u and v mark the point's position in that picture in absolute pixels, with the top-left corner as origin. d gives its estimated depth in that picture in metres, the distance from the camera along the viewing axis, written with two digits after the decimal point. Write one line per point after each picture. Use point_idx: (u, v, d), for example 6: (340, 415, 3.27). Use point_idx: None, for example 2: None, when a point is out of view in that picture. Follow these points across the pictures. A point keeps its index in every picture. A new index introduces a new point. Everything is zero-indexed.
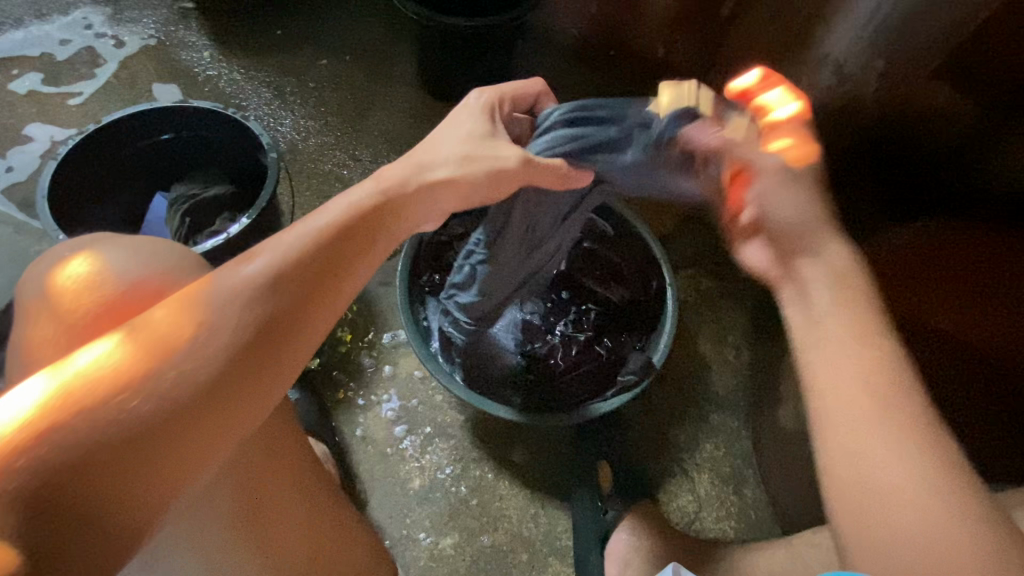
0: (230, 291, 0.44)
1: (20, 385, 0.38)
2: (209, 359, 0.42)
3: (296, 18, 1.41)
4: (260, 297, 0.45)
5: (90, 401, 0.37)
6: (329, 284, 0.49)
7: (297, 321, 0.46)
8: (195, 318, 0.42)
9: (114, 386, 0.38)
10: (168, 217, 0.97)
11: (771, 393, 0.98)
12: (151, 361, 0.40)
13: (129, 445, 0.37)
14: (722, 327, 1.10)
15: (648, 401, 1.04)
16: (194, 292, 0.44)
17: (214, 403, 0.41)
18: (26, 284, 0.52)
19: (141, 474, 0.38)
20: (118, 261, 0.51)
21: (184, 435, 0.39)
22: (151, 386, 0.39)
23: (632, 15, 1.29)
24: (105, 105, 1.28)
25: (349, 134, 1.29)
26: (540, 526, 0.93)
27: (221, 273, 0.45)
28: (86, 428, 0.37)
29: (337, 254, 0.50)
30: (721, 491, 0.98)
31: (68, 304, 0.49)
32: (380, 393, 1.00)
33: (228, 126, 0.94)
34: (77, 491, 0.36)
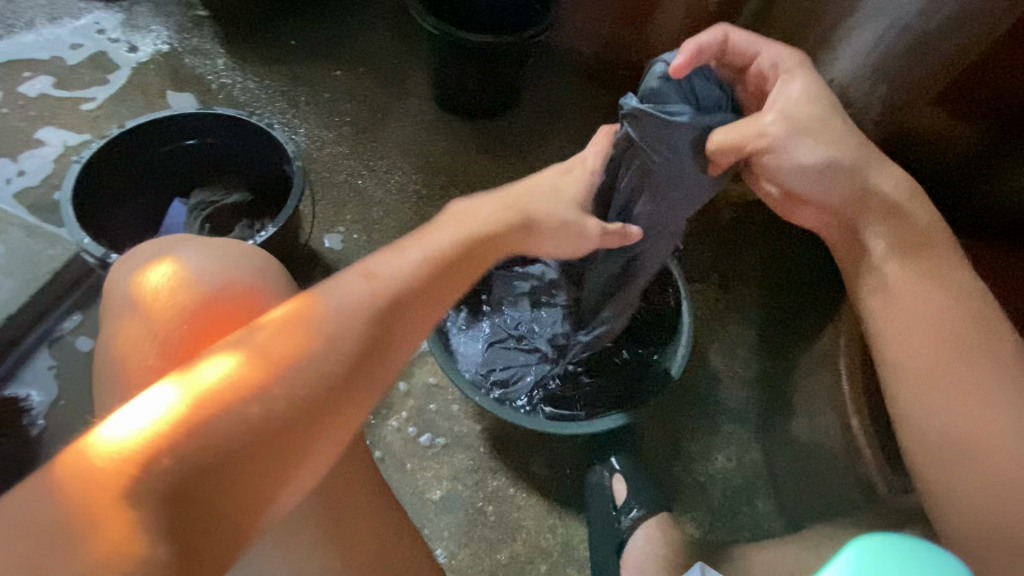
0: (343, 310, 0.49)
1: (149, 390, 0.44)
2: (312, 376, 0.47)
3: (309, 29, 1.42)
4: (372, 314, 0.50)
5: (212, 411, 0.43)
6: (435, 299, 0.53)
7: (401, 333, 0.51)
8: (304, 337, 0.47)
9: (243, 395, 0.44)
10: (186, 223, 0.97)
11: (782, 405, 1.00)
12: (270, 371, 0.46)
13: (259, 446, 0.44)
14: (732, 341, 1.12)
15: (662, 412, 1.05)
16: (301, 310, 0.48)
17: (313, 417, 0.46)
18: (113, 288, 0.56)
19: (266, 470, 0.44)
20: (198, 266, 0.55)
21: (302, 436, 0.45)
22: (273, 394, 0.45)
23: (641, 35, 1.32)
24: (117, 110, 1.27)
25: (364, 144, 1.30)
26: (558, 537, 0.93)
27: (336, 289, 0.50)
28: (211, 436, 0.42)
29: (445, 275, 0.54)
30: (735, 502, 1.00)
31: (159, 307, 0.52)
32: (397, 403, 1.00)
33: (252, 134, 0.94)
34: (219, 482, 0.42)
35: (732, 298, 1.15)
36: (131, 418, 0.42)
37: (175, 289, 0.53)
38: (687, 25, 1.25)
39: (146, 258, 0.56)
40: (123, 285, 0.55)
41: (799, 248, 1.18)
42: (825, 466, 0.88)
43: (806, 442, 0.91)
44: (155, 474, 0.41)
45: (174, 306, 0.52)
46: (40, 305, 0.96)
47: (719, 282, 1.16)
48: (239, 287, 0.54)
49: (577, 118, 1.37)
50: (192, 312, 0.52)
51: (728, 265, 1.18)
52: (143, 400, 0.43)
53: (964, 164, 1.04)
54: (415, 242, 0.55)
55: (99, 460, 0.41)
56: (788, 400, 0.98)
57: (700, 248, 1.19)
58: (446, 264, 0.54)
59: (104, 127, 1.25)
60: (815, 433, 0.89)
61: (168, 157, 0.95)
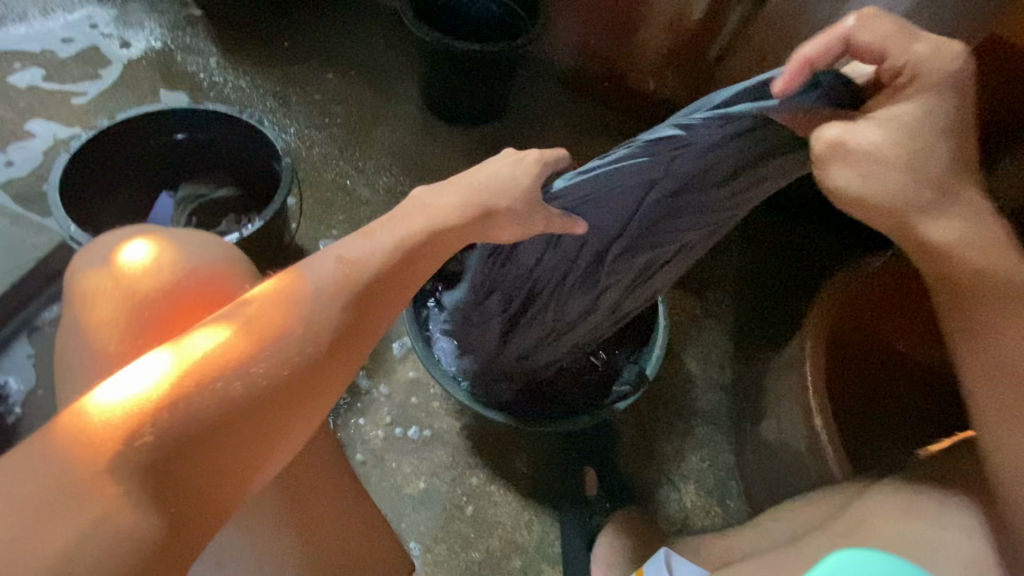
0: (320, 288, 0.49)
1: (140, 358, 0.43)
2: (300, 350, 0.46)
3: (303, 32, 1.45)
4: (349, 293, 0.50)
5: (202, 381, 0.42)
6: (400, 282, 0.53)
7: (373, 318, 0.51)
8: (293, 312, 0.47)
9: (224, 368, 0.43)
10: (174, 216, 0.98)
11: (754, 408, 1.03)
12: (252, 347, 0.45)
13: (235, 421, 0.43)
14: (707, 346, 1.16)
15: (638, 413, 1.08)
16: (287, 284, 0.48)
17: (298, 391, 0.46)
18: (80, 269, 0.56)
19: (240, 448, 0.43)
20: (175, 254, 0.56)
21: (275, 416, 0.45)
22: (250, 369, 0.44)
23: (627, 50, 1.37)
24: (107, 104, 1.28)
25: (354, 146, 1.32)
26: (533, 533, 0.95)
27: (311, 269, 0.50)
28: (198, 406, 0.42)
29: (410, 263, 0.54)
30: (707, 501, 1.02)
31: (135, 289, 0.54)
32: (377, 398, 1.02)
33: (242, 129, 0.96)
34: (192, 459, 0.41)
35: (708, 303, 1.19)
36: (122, 386, 0.41)
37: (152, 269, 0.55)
38: (670, 42, 1.30)
39: (124, 237, 0.57)
40: (93, 266, 0.56)
41: (773, 258, 1.23)
42: (792, 466, 0.91)
43: (775, 443, 0.94)
44: (138, 449, 0.40)
45: (150, 283, 0.54)
46: (21, 294, 0.95)
47: (696, 288, 1.20)
48: (218, 271, 0.57)
49: (563, 127, 1.40)
50: (169, 288, 0.54)
51: (705, 272, 1.22)
52: (135, 367, 0.42)
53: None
54: (381, 230, 0.55)
55: (93, 422, 0.40)
56: (759, 403, 1.01)
57: None
58: (416, 249, 0.55)
59: (94, 120, 1.25)
60: (783, 434, 0.92)
61: (157, 150, 0.96)
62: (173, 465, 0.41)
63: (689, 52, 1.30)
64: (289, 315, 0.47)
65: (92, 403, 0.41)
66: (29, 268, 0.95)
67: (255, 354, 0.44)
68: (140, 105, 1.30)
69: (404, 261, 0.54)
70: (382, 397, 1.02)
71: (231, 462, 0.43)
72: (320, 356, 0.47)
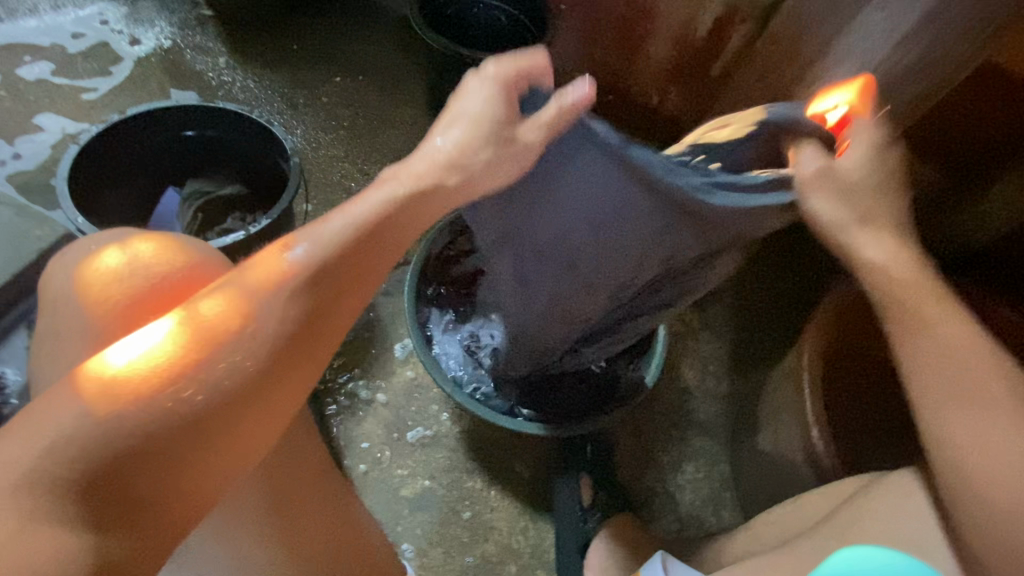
0: (273, 280, 0.44)
1: (138, 329, 0.42)
2: (263, 343, 0.42)
3: (312, 35, 1.46)
4: (305, 287, 0.44)
5: (170, 376, 0.39)
6: (360, 274, 0.48)
7: (332, 310, 0.46)
8: (245, 308, 0.42)
9: (171, 376, 0.39)
10: (180, 212, 0.98)
11: (749, 419, 1.04)
12: (201, 352, 0.41)
13: (180, 435, 0.39)
14: (705, 357, 1.17)
15: (635, 422, 1.08)
16: (251, 269, 0.44)
17: (260, 389, 0.42)
18: (54, 275, 0.52)
19: (191, 463, 0.39)
20: (148, 258, 0.50)
21: (231, 426, 0.41)
22: (202, 377, 0.40)
23: (631, 64, 1.39)
24: (115, 99, 1.29)
25: (359, 148, 1.33)
26: (529, 539, 0.95)
27: (266, 260, 0.45)
28: (153, 405, 0.38)
29: (376, 241, 0.49)
30: (702, 512, 1.03)
31: (101, 296, 0.48)
32: (376, 400, 1.01)
33: (251, 128, 0.96)
34: (134, 479, 0.37)
35: (705, 315, 1.20)
36: (130, 348, 0.40)
37: (137, 265, 0.49)
38: (674, 57, 1.32)
39: (106, 236, 0.52)
40: (71, 267, 0.51)
41: (771, 272, 1.25)
42: (788, 478, 0.92)
43: (771, 454, 0.95)
44: (71, 469, 0.36)
45: (130, 282, 0.49)
46: (22, 285, 0.95)
47: (694, 300, 1.22)
48: (210, 271, 0.51)
49: None
50: (156, 285, 0.49)
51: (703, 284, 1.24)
52: (138, 335, 0.41)
53: (922, 205, 1.12)
54: (336, 211, 0.49)
55: (92, 379, 0.38)
56: (755, 414, 1.02)
57: None
58: (378, 229, 0.49)
59: (101, 115, 1.26)
60: (779, 445, 0.93)
61: (165, 146, 0.97)
62: (114, 473, 0.37)
63: (692, 68, 1.32)
64: (251, 305, 0.43)
65: (90, 370, 0.39)
66: (32, 260, 0.95)
67: (217, 347, 0.41)
68: (147, 101, 1.31)
69: (363, 243, 0.48)
70: (382, 400, 1.02)
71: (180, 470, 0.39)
72: (282, 349, 0.43)
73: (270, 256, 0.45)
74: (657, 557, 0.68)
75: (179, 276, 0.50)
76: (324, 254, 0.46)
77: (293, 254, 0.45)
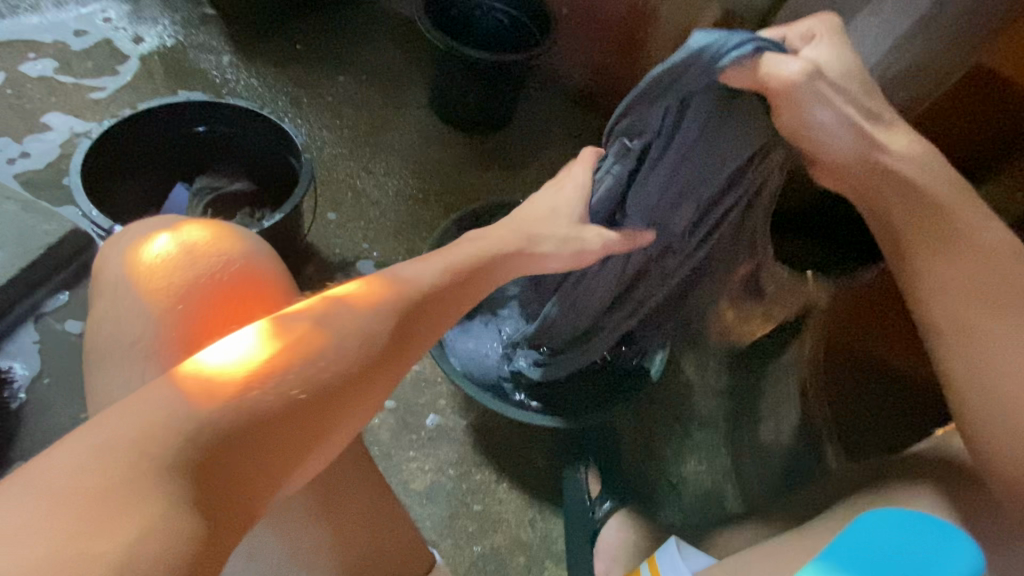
0: (371, 304, 0.46)
1: (229, 334, 0.43)
2: (356, 355, 0.44)
3: (316, 35, 1.47)
4: (395, 315, 0.47)
5: (266, 375, 0.40)
6: (440, 311, 0.51)
7: (414, 336, 0.48)
8: (338, 324, 0.44)
9: (262, 378, 0.40)
10: (189, 206, 0.98)
11: (750, 413, 1.06)
12: (292, 357, 0.42)
13: (265, 435, 0.39)
14: (705, 353, 1.20)
15: (639, 416, 1.10)
16: (353, 289, 0.47)
17: (345, 396, 0.43)
18: (105, 260, 0.52)
19: (268, 463, 0.39)
20: (208, 246, 0.51)
21: (307, 431, 0.41)
22: (290, 381, 0.41)
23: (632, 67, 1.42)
24: (119, 96, 1.29)
25: (364, 148, 1.34)
26: (537, 531, 0.96)
27: (364, 287, 0.48)
28: (257, 400, 0.39)
29: (459, 292, 0.53)
30: (705, 504, 1.05)
31: (158, 280, 0.49)
32: (386, 395, 1.02)
33: (261, 124, 0.97)
34: (214, 476, 0.37)
35: None
36: (219, 351, 0.41)
37: (188, 255, 0.50)
38: None
39: (165, 222, 0.54)
40: (125, 251, 0.51)
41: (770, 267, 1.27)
42: (789, 468, 0.94)
43: None
44: (160, 458, 0.35)
45: (188, 271, 0.49)
46: (30, 280, 0.95)
47: None
48: (261, 264, 0.52)
49: (569, 138, 1.45)
50: (211, 275, 0.49)
51: None
52: (226, 340, 0.42)
53: None
54: (434, 256, 0.54)
55: (186, 378, 0.39)
56: (756, 408, 1.05)
57: None
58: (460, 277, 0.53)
59: (105, 112, 1.26)
60: None
61: (175, 141, 0.97)
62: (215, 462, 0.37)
63: None
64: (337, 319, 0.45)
65: (181, 369, 0.40)
66: (40, 254, 0.94)
67: (311, 354, 0.42)
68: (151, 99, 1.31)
69: (451, 287, 0.53)
70: (391, 395, 1.03)
71: (270, 470, 0.39)
72: (366, 365, 0.44)
73: (368, 281, 0.48)
74: (670, 542, 0.69)
75: (237, 266, 0.50)
76: (410, 290, 0.49)
77: (387, 282, 0.49)
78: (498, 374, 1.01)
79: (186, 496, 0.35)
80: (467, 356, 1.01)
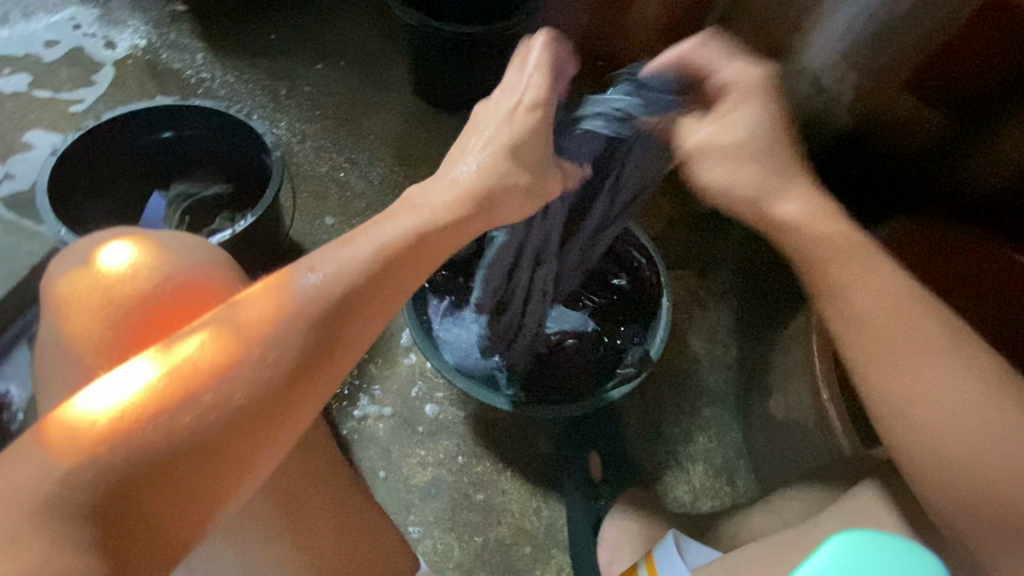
0: (298, 304, 0.44)
1: (120, 367, 0.40)
2: (283, 360, 0.42)
3: (289, 23, 1.42)
4: (323, 315, 0.44)
5: (170, 395, 0.39)
6: (364, 307, 0.47)
7: (352, 328, 0.46)
8: (269, 332, 0.43)
9: (171, 401, 0.39)
10: (166, 216, 0.96)
11: (760, 386, 1.02)
12: (209, 375, 0.40)
13: (190, 455, 0.38)
14: (712, 325, 1.15)
15: (644, 395, 1.07)
16: (273, 291, 0.44)
17: (278, 405, 0.42)
18: (51, 275, 0.51)
19: (200, 481, 0.39)
20: (155, 260, 0.49)
21: (236, 442, 0.40)
22: (207, 398, 0.40)
23: (620, 27, 1.34)
24: (95, 106, 1.27)
25: (346, 137, 1.30)
26: (543, 519, 0.94)
27: (288, 285, 0.45)
28: (168, 420, 0.38)
29: (391, 269, 0.49)
30: (716, 481, 1.02)
31: (102, 297, 0.48)
32: (381, 392, 1.01)
33: (231, 123, 0.94)
34: (143, 503, 0.37)
35: (710, 283, 1.19)
36: (102, 394, 0.39)
37: (134, 272, 0.48)
38: (665, 14, 1.26)
39: (112, 233, 0.52)
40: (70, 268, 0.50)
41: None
42: (801, 442, 0.90)
43: (783, 419, 0.93)
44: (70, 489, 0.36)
45: (136, 285, 0.48)
46: (19, 301, 0.95)
47: (697, 268, 1.21)
48: (214, 276, 0.51)
49: None
50: (157, 292, 0.48)
51: (706, 252, 1.22)
52: (114, 376, 0.40)
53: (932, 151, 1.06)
54: (364, 235, 0.50)
55: (70, 429, 0.38)
56: (765, 381, 1.00)
57: (679, 235, 1.23)
58: (397, 258, 0.49)
59: (82, 123, 1.24)
60: (790, 409, 0.91)
61: (144, 149, 0.95)
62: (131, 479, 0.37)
63: (685, 25, 1.27)
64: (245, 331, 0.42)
65: (65, 418, 0.38)
66: (25, 275, 0.94)
67: (220, 377, 0.40)
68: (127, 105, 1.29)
69: (384, 265, 0.49)
70: (389, 391, 1.01)
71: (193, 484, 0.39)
72: (291, 376, 0.42)
73: (267, 283, 0.45)
74: (668, 535, 0.66)
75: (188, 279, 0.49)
76: (335, 292, 0.45)
77: (295, 288, 0.45)
78: (491, 365, 0.98)
79: (88, 535, 0.36)
80: (459, 349, 0.99)
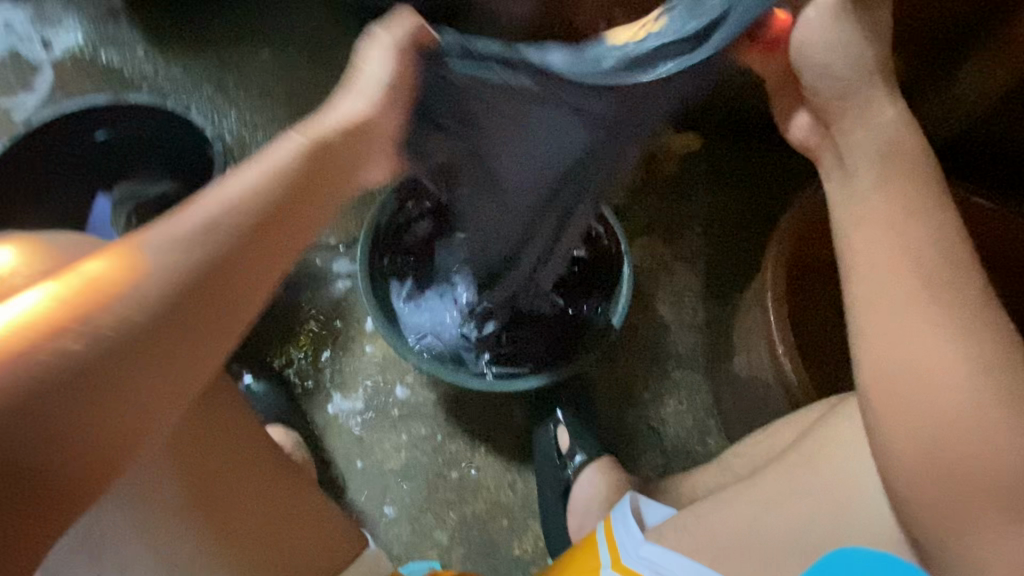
0: (171, 250, 0.36)
1: None
2: (165, 293, 0.35)
3: (231, 9, 1.37)
4: (206, 246, 0.37)
5: (98, 299, 0.33)
6: (270, 242, 0.40)
7: (253, 263, 0.39)
8: (141, 272, 0.34)
9: (16, 352, 0.29)
10: (113, 219, 0.96)
11: (726, 346, 1.03)
12: (69, 316, 0.31)
13: (47, 412, 0.30)
14: (678, 289, 1.16)
15: (614, 364, 1.08)
16: (143, 237, 0.36)
17: (168, 339, 0.35)
18: None
19: (67, 438, 0.31)
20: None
21: (115, 393, 0.33)
22: (65, 345, 0.31)
23: None
24: (36, 110, 1.23)
25: (298, 124, 1.27)
26: (517, 492, 0.96)
27: (157, 227, 0.36)
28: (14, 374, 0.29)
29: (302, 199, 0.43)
30: (687, 442, 1.03)
31: None
32: (350, 381, 1.01)
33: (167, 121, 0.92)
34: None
35: (675, 247, 1.19)
36: None
37: None
38: None
39: None
40: None
41: (734, 194, 1.22)
42: (765, 399, 0.91)
43: (747, 377, 0.94)
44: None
45: None
46: None
47: (662, 233, 1.20)
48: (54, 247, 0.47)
49: None
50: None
51: (670, 216, 1.21)
52: None
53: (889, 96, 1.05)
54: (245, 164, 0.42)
55: None
56: (730, 340, 1.01)
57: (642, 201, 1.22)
58: (288, 198, 0.42)
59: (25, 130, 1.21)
60: (753, 367, 0.92)
61: (79, 152, 0.92)
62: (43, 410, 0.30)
63: None
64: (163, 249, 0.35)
65: None
66: None
67: (80, 318, 0.32)
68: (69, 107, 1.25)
69: (288, 200, 0.42)
70: (357, 378, 1.01)
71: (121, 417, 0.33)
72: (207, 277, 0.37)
73: (117, 258, 0.34)
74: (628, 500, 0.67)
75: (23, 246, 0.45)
76: (218, 224, 0.38)
77: (145, 254, 0.35)
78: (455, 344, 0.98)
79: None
80: (424, 333, 0.98)
